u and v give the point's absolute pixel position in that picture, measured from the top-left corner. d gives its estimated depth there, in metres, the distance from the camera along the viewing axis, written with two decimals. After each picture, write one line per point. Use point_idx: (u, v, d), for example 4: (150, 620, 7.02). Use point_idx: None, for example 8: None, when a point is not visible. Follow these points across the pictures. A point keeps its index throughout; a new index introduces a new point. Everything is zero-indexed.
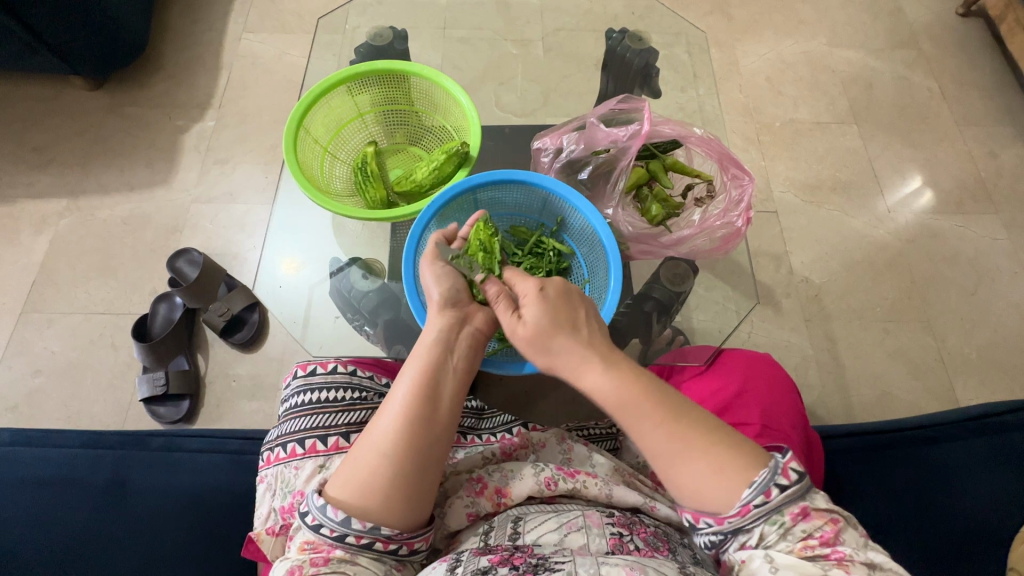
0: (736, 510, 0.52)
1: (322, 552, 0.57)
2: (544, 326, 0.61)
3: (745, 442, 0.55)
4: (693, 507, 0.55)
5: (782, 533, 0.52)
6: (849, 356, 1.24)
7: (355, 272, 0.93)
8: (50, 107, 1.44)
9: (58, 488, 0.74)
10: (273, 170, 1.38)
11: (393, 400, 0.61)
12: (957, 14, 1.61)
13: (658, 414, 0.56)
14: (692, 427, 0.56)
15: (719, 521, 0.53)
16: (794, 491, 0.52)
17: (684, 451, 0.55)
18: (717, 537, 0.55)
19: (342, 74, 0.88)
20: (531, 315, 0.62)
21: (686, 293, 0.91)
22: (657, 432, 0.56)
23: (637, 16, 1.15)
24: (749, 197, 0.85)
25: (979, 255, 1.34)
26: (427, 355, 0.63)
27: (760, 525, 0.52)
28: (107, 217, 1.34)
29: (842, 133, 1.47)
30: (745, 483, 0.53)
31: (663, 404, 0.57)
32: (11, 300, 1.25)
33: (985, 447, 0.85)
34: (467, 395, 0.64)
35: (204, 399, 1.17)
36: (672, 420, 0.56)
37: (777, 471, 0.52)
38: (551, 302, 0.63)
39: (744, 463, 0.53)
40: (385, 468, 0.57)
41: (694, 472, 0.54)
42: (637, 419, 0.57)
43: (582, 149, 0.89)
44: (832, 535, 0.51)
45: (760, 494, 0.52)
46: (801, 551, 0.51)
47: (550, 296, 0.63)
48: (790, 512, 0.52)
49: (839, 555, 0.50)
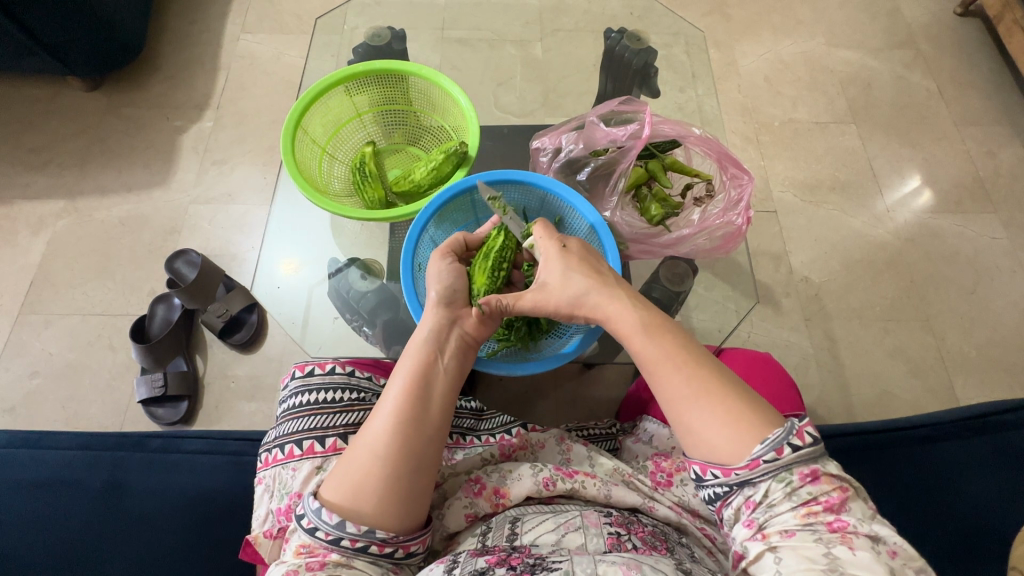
0: (745, 463, 0.53)
1: (318, 556, 0.56)
2: (572, 276, 0.67)
3: (762, 404, 0.56)
4: (702, 458, 0.56)
5: (787, 492, 0.51)
6: (849, 355, 1.24)
7: (353, 272, 0.92)
8: (49, 108, 1.44)
9: (54, 489, 0.74)
10: (271, 170, 1.38)
11: (384, 401, 0.61)
12: (955, 14, 1.61)
13: (679, 354, 0.60)
14: (712, 374, 0.58)
15: (726, 472, 0.54)
16: (807, 453, 0.52)
17: (701, 393, 0.57)
18: (723, 489, 0.55)
19: (340, 75, 0.87)
20: (559, 269, 0.68)
21: (686, 293, 0.90)
22: (677, 374, 0.59)
23: (635, 15, 1.15)
24: (749, 197, 0.84)
25: (978, 254, 1.34)
26: (417, 356, 0.63)
27: (767, 481, 0.52)
28: (105, 218, 1.33)
29: (841, 133, 1.47)
30: (756, 439, 0.53)
31: (684, 348, 0.60)
32: (8, 302, 1.25)
33: (982, 445, 0.85)
34: (458, 395, 0.64)
35: (202, 400, 1.17)
36: (692, 363, 0.59)
37: (792, 431, 0.52)
38: (574, 257, 0.69)
39: (759, 420, 0.54)
40: (379, 469, 0.57)
41: (706, 416, 0.55)
42: (656, 363, 0.60)
43: (582, 149, 0.88)
44: (838, 502, 0.51)
45: (771, 450, 0.52)
46: (803, 517, 0.50)
47: (573, 251, 0.69)
48: (798, 472, 0.52)
49: (843, 526, 0.49)
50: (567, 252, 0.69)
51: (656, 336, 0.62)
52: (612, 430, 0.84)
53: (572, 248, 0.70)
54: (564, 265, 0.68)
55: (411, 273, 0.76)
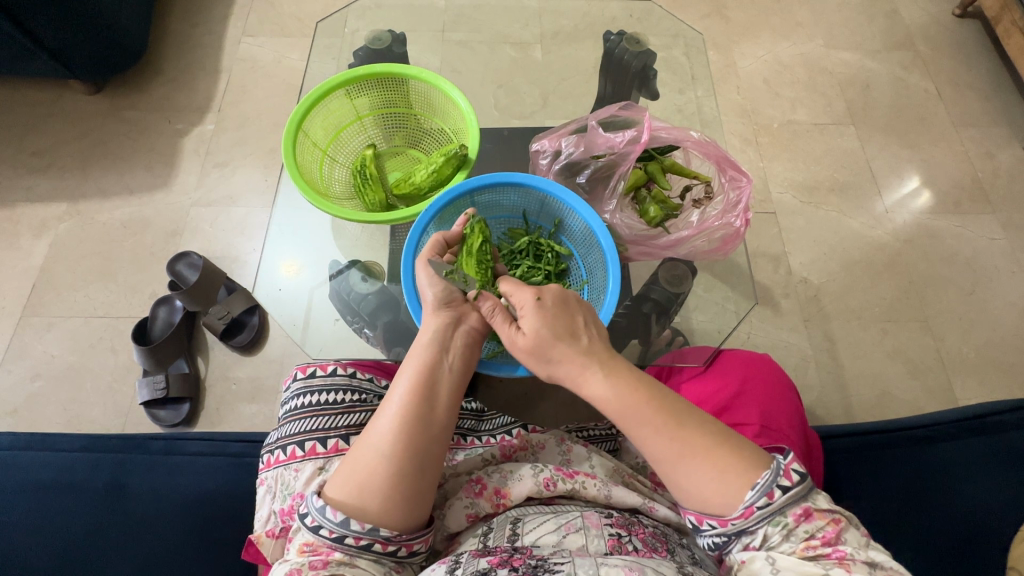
0: (739, 513, 0.53)
1: (322, 554, 0.57)
2: (544, 337, 0.62)
3: (746, 445, 0.56)
4: (697, 510, 0.56)
5: (785, 534, 0.52)
6: (848, 356, 1.24)
7: (354, 274, 0.94)
8: (50, 111, 1.44)
9: (57, 491, 0.74)
10: (273, 173, 1.39)
11: (390, 401, 0.61)
12: (953, 15, 1.62)
13: (659, 419, 0.57)
14: (696, 433, 0.56)
15: (722, 523, 0.54)
16: (797, 492, 0.53)
17: (684, 455, 0.56)
18: (720, 539, 0.55)
19: (341, 79, 0.88)
20: (531, 327, 0.63)
21: (686, 294, 0.91)
22: (658, 437, 0.57)
23: (634, 18, 1.16)
24: (747, 199, 0.85)
25: (977, 255, 1.34)
26: (422, 355, 0.64)
27: (763, 527, 0.53)
28: (107, 221, 1.34)
29: (840, 134, 1.47)
30: (747, 486, 0.53)
31: (664, 410, 0.58)
32: (10, 304, 1.25)
33: (982, 446, 0.86)
34: (462, 395, 0.65)
35: (203, 403, 1.17)
36: (671, 426, 0.57)
37: (779, 473, 0.53)
38: (548, 314, 0.63)
39: (747, 464, 0.54)
40: (385, 468, 0.57)
41: (696, 475, 0.55)
42: (635, 427, 0.58)
43: (582, 152, 0.89)
44: (834, 535, 0.52)
45: (763, 496, 0.52)
46: (803, 551, 0.51)
47: (548, 306, 0.64)
48: (792, 513, 0.52)
49: (841, 555, 0.50)
50: (542, 307, 0.64)
51: (633, 402, 0.59)
52: (612, 432, 0.83)
53: (547, 302, 0.64)
54: (537, 323, 0.63)
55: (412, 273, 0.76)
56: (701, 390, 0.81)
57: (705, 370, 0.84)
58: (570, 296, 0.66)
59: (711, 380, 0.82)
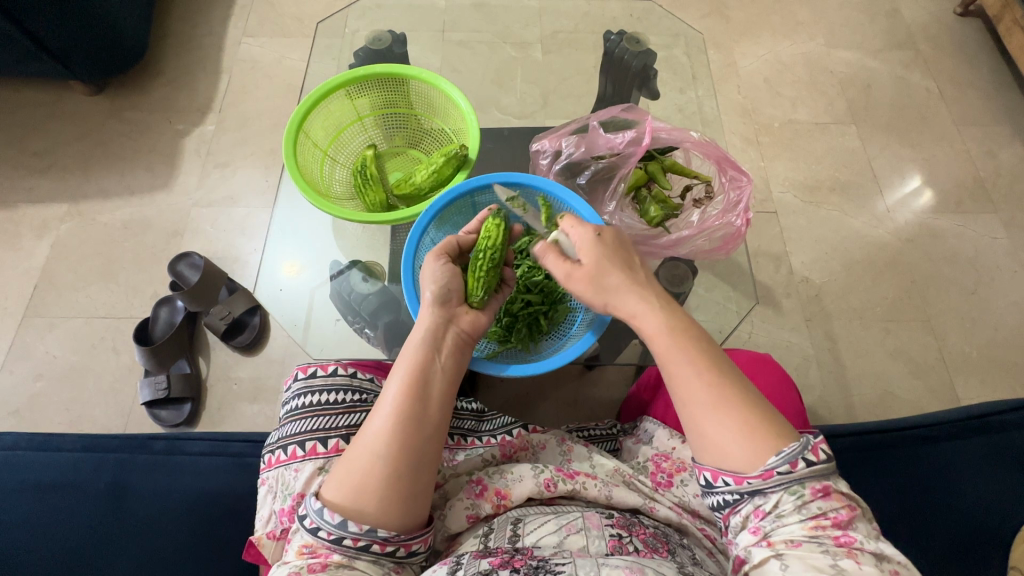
0: (758, 473, 0.53)
1: (320, 556, 0.57)
2: (603, 267, 0.65)
3: (776, 416, 0.56)
4: (714, 465, 0.56)
5: (798, 505, 0.52)
6: (849, 356, 1.24)
7: (355, 274, 0.93)
8: (52, 112, 1.45)
9: (58, 491, 0.74)
10: (273, 173, 1.39)
11: (383, 402, 0.61)
12: (954, 14, 1.61)
13: (701, 363, 0.58)
14: (729, 387, 0.57)
15: (739, 481, 0.54)
16: (820, 469, 0.53)
17: (718, 402, 0.56)
18: (732, 497, 0.55)
19: (341, 79, 0.88)
20: (590, 259, 0.65)
21: (686, 293, 0.90)
22: (698, 378, 0.57)
23: (635, 18, 1.16)
24: (748, 199, 0.85)
25: (978, 254, 1.34)
26: (414, 355, 0.64)
27: (779, 493, 0.53)
28: (108, 221, 1.34)
29: (841, 133, 1.47)
30: (772, 451, 0.53)
31: (707, 352, 0.59)
32: (12, 305, 1.26)
33: (986, 445, 0.85)
34: (456, 392, 0.64)
35: (204, 403, 1.17)
36: (714, 369, 0.58)
37: (807, 447, 0.53)
38: (605, 248, 0.66)
39: (775, 432, 0.54)
40: (379, 469, 0.57)
41: (722, 427, 0.55)
42: (680, 364, 0.59)
43: (583, 153, 0.89)
44: (845, 519, 0.51)
45: (786, 463, 0.52)
46: (811, 529, 0.51)
47: (607, 241, 0.66)
48: (810, 487, 0.52)
49: (849, 541, 0.50)
50: (600, 243, 0.66)
51: (685, 337, 0.60)
52: (613, 431, 0.84)
53: (605, 238, 0.67)
54: (598, 254, 0.65)
55: (411, 275, 0.77)
56: None
57: None
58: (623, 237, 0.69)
59: None
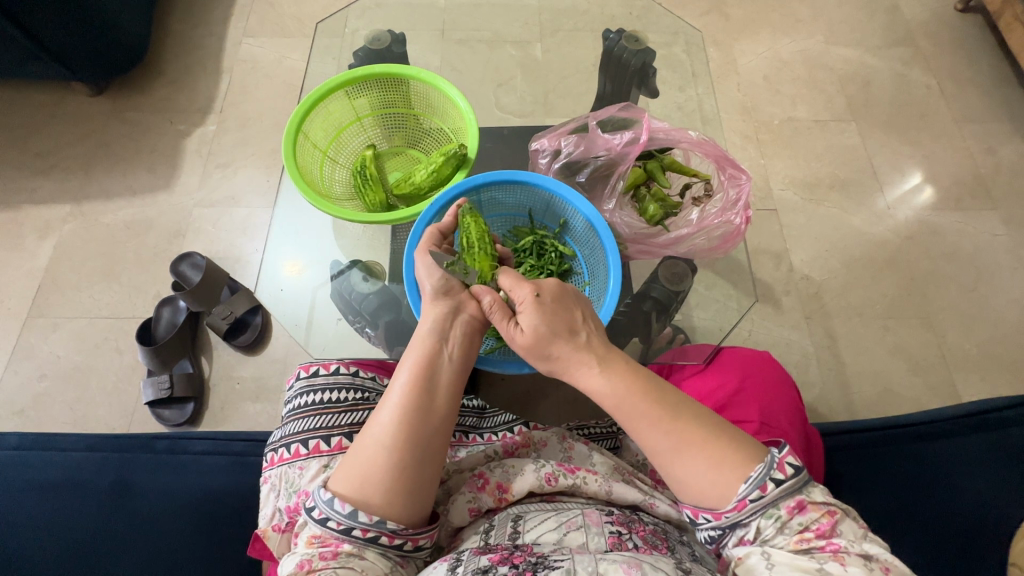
0: (733, 505, 0.53)
1: (331, 545, 0.57)
2: (543, 333, 0.63)
3: (743, 437, 0.57)
4: (693, 503, 0.56)
5: (779, 526, 0.53)
6: (850, 353, 1.24)
7: (355, 274, 0.94)
8: (54, 113, 1.45)
9: (63, 491, 0.75)
10: (274, 173, 1.39)
11: (392, 392, 0.62)
12: (955, 10, 1.61)
13: (655, 412, 0.58)
14: (691, 424, 0.57)
15: (717, 516, 0.54)
16: (790, 484, 0.53)
17: (680, 446, 0.56)
18: (716, 531, 0.56)
19: (340, 79, 0.88)
20: (528, 324, 0.64)
21: (686, 291, 0.91)
22: (654, 430, 0.57)
23: (634, 16, 1.15)
24: (747, 197, 0.85)
25: (978, 251, 1.34)
26: (422, 345, 0.64)
27: (757, 519, 0.53)
28: (111, 222, 1.35)
29: (841, 130, 1.47)
30: (741, 479, 0.54)
31: (660, 405, 0.58)
32: (15, 306, 1.27)
33: (982, 441, 0.86)
34: (464, 383, 0.65)
35: (208, 402, 1.18)
36: (668, 417, 0.57)
37: (772, 465, 0.53)
38: (547, 310, 0.64)
39: (740, 457, 0.55)
40: (387, 459, 0.58)
41: (690, 468, 0.55)
42: (634, 419, 0.58)
43: (582, 152, 0.90)
44: (828, 528, 0.52)
45: (756, 489, 0.53)
46: (797, 543, 0.52)
47: (546, 302, 0.64)
48: (786, 506, 0.53)
49: (834, 548, 0.51)
50: (540, 304, 0.64)
51: (630, 397, 0.59)
52: (612, 429, 0.84)
53: (546, 299, 0.64)
54: (535, 319, 0.63)
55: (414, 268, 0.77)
56: (700, 388, 0.82)
57: (705, 368, 0.84)
58: (567, 291, 0.67)
59: (710, 378, 0.82)
